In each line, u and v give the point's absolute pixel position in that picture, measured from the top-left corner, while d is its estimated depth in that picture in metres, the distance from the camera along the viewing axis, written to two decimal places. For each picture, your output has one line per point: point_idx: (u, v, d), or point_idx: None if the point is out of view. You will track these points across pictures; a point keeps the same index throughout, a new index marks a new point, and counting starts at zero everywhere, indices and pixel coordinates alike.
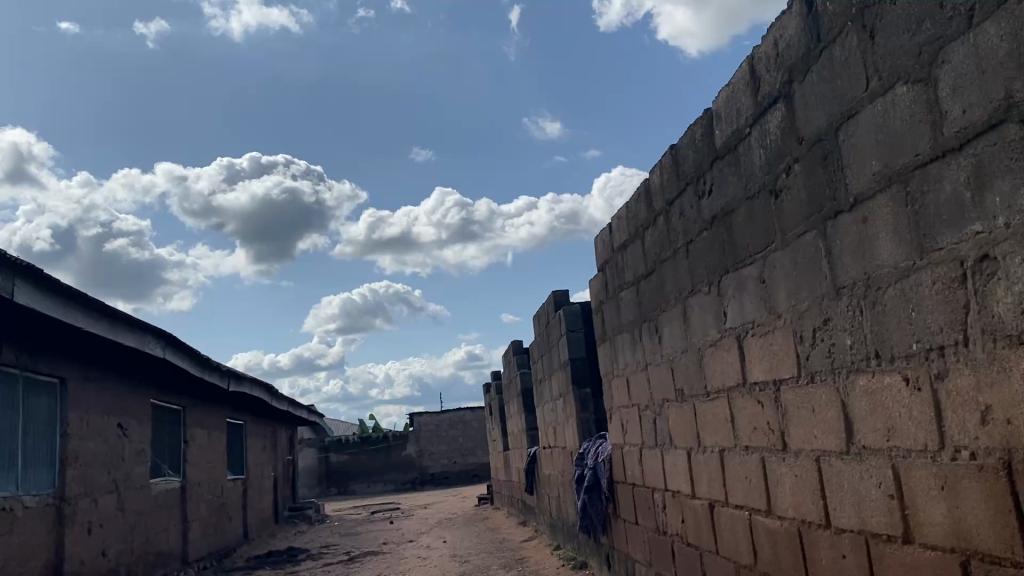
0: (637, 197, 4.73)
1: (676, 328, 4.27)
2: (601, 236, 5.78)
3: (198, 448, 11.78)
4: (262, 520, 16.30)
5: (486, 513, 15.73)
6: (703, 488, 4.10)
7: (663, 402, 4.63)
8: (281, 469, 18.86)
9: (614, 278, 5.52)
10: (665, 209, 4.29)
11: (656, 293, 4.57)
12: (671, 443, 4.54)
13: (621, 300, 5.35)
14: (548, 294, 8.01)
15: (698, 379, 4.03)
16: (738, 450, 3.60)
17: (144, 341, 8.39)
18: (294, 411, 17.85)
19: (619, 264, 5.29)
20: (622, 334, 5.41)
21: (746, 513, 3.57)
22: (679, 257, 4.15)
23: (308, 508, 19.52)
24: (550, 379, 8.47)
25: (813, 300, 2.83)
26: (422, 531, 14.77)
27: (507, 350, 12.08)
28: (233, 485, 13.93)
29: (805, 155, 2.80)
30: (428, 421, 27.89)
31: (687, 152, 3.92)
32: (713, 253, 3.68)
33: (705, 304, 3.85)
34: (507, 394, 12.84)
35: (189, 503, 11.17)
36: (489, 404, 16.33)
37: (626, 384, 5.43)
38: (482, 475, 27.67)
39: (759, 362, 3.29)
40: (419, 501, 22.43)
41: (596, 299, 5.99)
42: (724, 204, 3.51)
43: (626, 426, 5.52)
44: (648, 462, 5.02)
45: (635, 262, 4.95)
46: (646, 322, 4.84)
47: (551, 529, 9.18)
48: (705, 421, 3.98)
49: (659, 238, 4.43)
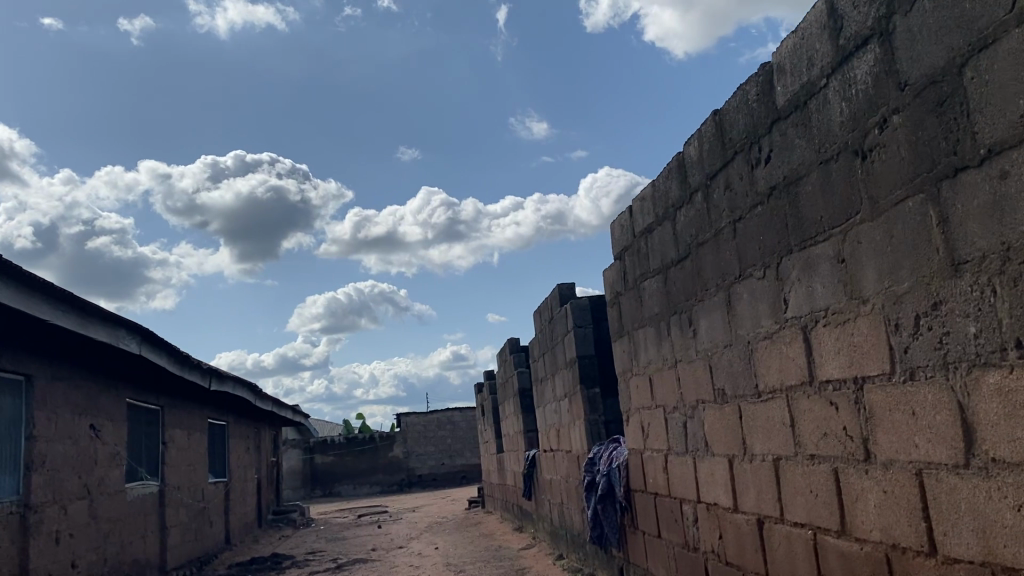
0: (669, 172, 4.24)
1: (718, 320, 3.79)
2: (618, 221, 5.30)
3: (177, 450, 11.20)
4: (245, 524, 15.72)
5: (478, 517, 15.24)
6: (749, 502, 3.61)
7: (697, 403, 4.15)
8: (264, 471, 18.26)
9: (634, 266, 5.04)
10: (705, 184, 3.80)
11: (690, 280, 4.09)
12: (708, 449, 4.05)
13: (644, 290, 4.85)
14: (553, 287, 7.50)
15: (746, 377, 3.54)
16: (800, 459, 3.11)
17: (118, 336, 7.81)
18: (279, 411, 17.27)
19: (643, 250, 4.80)
20: (644, 328, 4.92)
21: (809, 532, 3.08)
22: (723, 238, 3.65)
23: (292, 511, 18.93)
24: (554, 378, 7.96)
25: (916, 280, 2.34)
26: (413, 536, 14.27)
27: (503, 348, 11.59)
28: (214, 489, 13.34)
29: (908, 102, 2.30)
30: (415, 422, 27.35)
31: (736, 116, 3.43)
32: (770, 231, 3.19)
33: (757, 291, 3.36)
34: (501, 394, 12.35)
35: (168, 508, 10.59)
36: (481, 405, 15.81)
37: (648, 383, 4.94)
38: (471, 476, 27.17)
39: (835, 357, 2.80)
40: (407, 504, 21.90)
41: (613, 291, 5.49)
42: (788, 173, 3.02)
43: (647, 429, 5.04)
44: (677, 470, 4.54)
45: (662, 247, 4.46)
46: (675, 313, 4.35)
47: (552, 537, 8.70)
48: (755, 425, 3.49)
49: (696, 218, 3.95)
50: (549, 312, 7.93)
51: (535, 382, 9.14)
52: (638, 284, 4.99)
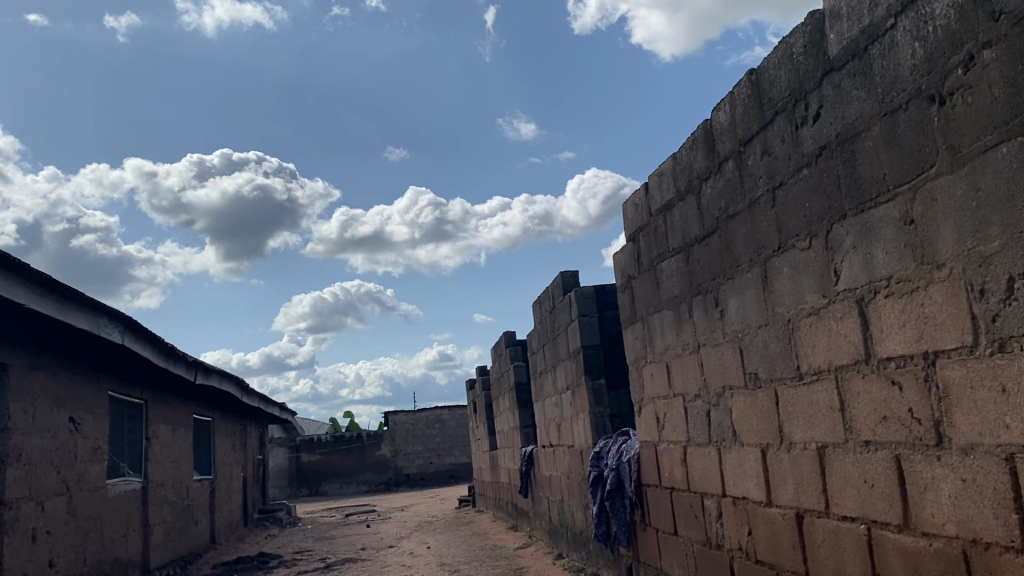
0: (694, 142, 3.96)
1: (751, 298, 3.50)
2: (632, 200, 5.01)
3: (161, 446, 10.83)
4: (231, 522, 15.34)
5: (469, 517, 14.93)
6: (786, 495, 3.32)
7: (724, 390, 3.86)
8: (251, 469, 17.87)
9: (650, 247, 4.75)
10: (738, 151, 3.51)
11: (717, 257, 3.80)
12: (736, 438, 3.76)
13: (662, 271, 4.56)
14: (555, 275, 7.21)
15: (784, 359, 3.26)
16: (850, 446, 2.83)
17: (99, 324, 7.44)
18: (265, 407, 16.91)
19: (661, 229, 4.51)
20: (660, 312, 4.64)
21: (862, 526, 2.80)
22: (758, 208, 3.37)
23: (278, 511, 18.54)
24: (554, 371, 7.67)
25: (1009, 237, 2.05)
26: (403, 535, 13.94)
27: (498, 342, 11.29)
28: (199, 486, 12.97)
29: (1004, 32, 2.02)
30: (404, 421, 26.99)
31: (776, 73, 3.14)
32: (818, 195, 2.90)
33: (800, 263, 3.07)
34: (495, 390, 12.05)
35: (152, 506, 10.23)
36: (472, 401, 15.49)
37: (664, 370, 4.65)
38: (460, 476, 26.85)
39: (900, 331, 2.51)
40: (395, 503, 21.56)
41: (625, 275, 5.21)
42: (841, 130, 2.73)
43: (663, 420, 4.75)
44: (698, 462, 4.25)
45: (684, 224, 4.17)
46: (698, 294, 4.07)
47: (551, 535, 8.40)
48: (794, 410, 3.20)
49: (725, 188, 3.66)
50: (551, 302, 7.64)
51: (534, 376, 8.85)
52: (654, 265, 4.70)
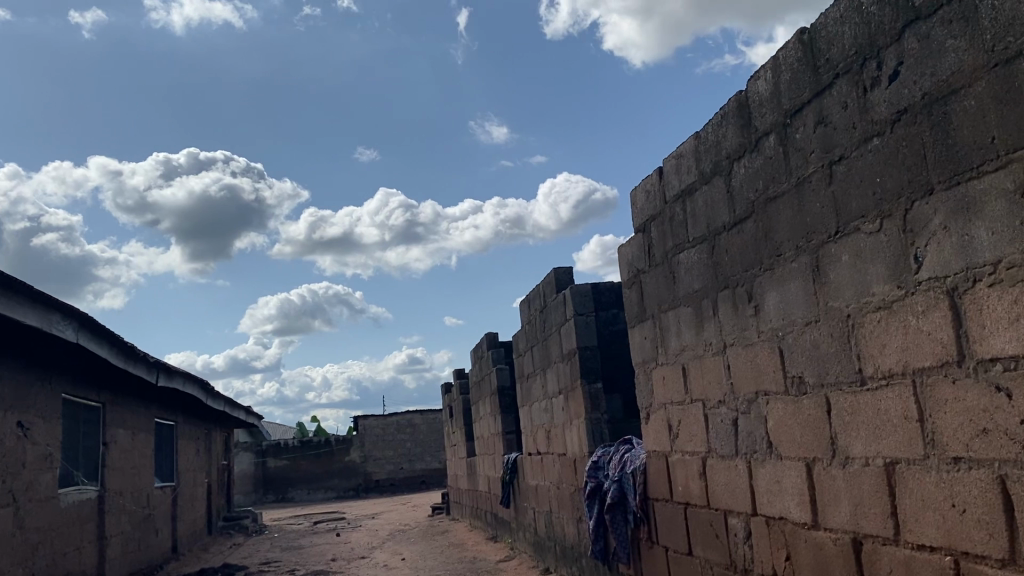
0: (725, 117, 3.53)
1: (796, 292, 3.07)
2: (641, 187, 4.59)
3: (120, 452, 10.22)
4: (194, 531, 14.69)
5: (445, 526, 14.44)
6: (838, 517, 2.89)
7: (756, 396, 3.43)
8: (215, 475, 17.22)
9: (663, 238, 4.33)
10: (781, 123, 3.09)
11: (751, 245, 3.38)
12: (772, 450, 3.33)
13: (680, 264, 4.13)
14: (549, 272, 6.82)
15: (841, 360, 2.83)
16: (932, 463, 2.40)
17: (50, 321, 6.85)
18: (231, 410, 16.29)
19: (680, 216, 4.08)
20: (675, 310, 4.21)
21: (947, 559, 2.37)
22: (808, 187, 2.94)
23: (244, 518, 17.90)
24: (545, 374, 7.31)
25: None
26: (376, 545, 13.42)
27: (479, 343, 10.87)
28: (161, 494, 12.34)
29: None
30: (374, 425, 26.39)
31: (837, 29, 2.72)
32: (894, 168, 2.48)
33: (864, 249, 2.65)
34: (475, 394, 11.63)
35: (108, 516, 9.62)
36: (448, 406, 15.03)
37: (678, 373, 4.23)
38: (431, 481, 26.28)
39: (1011, 327, 2.09)
40: (365, 510, 20.99)
41: (633, 270, 4.78)
42: (930, 89, 2.31)
43: (677, 428, 4.32)
44: (720, 475, 3.83)
45: (708, 210, 3.75)
46: (723, 288, 3.64)
47: (537, 548, 7.98)
48: (852, 420, 2.78)
49: (764, 167, 3.23)
50: (542, 301, 7.25)
51: (520, 379, 8.46)
52: (668, 258, 4.29)
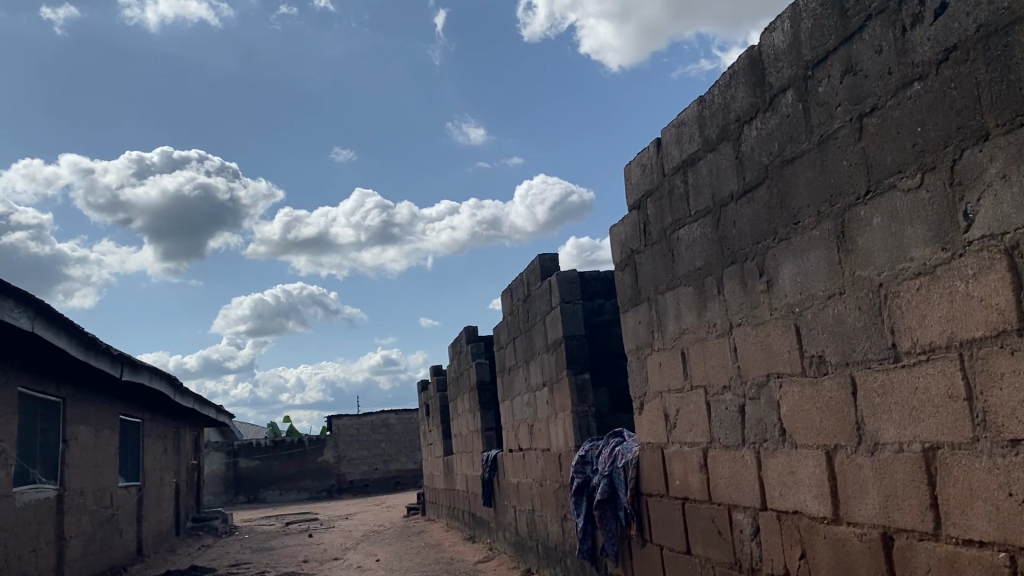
0: (735, 76, 3.24)
1: (817, 262, 2.79)
2: (636, 160, 4.30)
3: (81, 449, 9.78)
4: (160, 532, 14.21)
5: (420, 526, 14.10)
6: (865, 510, 2.61)
7: (767, 379, 3.15)
8: (184, 475, 16.73)
9: (661, 214, 4.03)
10: (802, 76, 2.81)
11: (763, 213, 3.09)
12: (786, 438, 3.04)
13: (679, 240, 3.84)
14: (533, 259, 6.52)
15: (870, 334, 2.54)
16: (985, 447, 2.11)
17: (3, 308, 6.43)
18: (201, 408, 15.82)
19: (681, 188, 3.79)
20: (673, 290, 3.92)
21: (999, 555, 2.09)
22: (832, 143, 2.66)
23: (214, 519, 17.43)
24: (528, 366, 7.00)
25: None
26: (349, 546, 13.04)
27: (458, 337, 10.53)
28: (125, 494, 11.88)
29: None
30: (348, 424, 25.96)
31: None
32: (940, 113, 2.20)
33: (901, 208, 2.36)
34: (453, 390, 11.30)
35: (68, 516, 9.18)
36: (424, 403, 14.68)
37: (677, 358, 3.94)
38: (405, 482, 25.89)
39: None
40: (338, 511, 20.57)
41: (627, 250, 4.48)
42: (987, 19, 2.04)
43: (674, 418, 4.03)
44: (723, 467, 3.54)
45: (713, 179, 3.46)
46: (730, 263, 3.35)
47: (518, 548, 7.67)
48: (883, 401, 2.49)
49: (780, 127, 2.95)
50: (526, 290, 6.94)
51: (501, 373, 8.15)
52: (666, 235, 4.00)
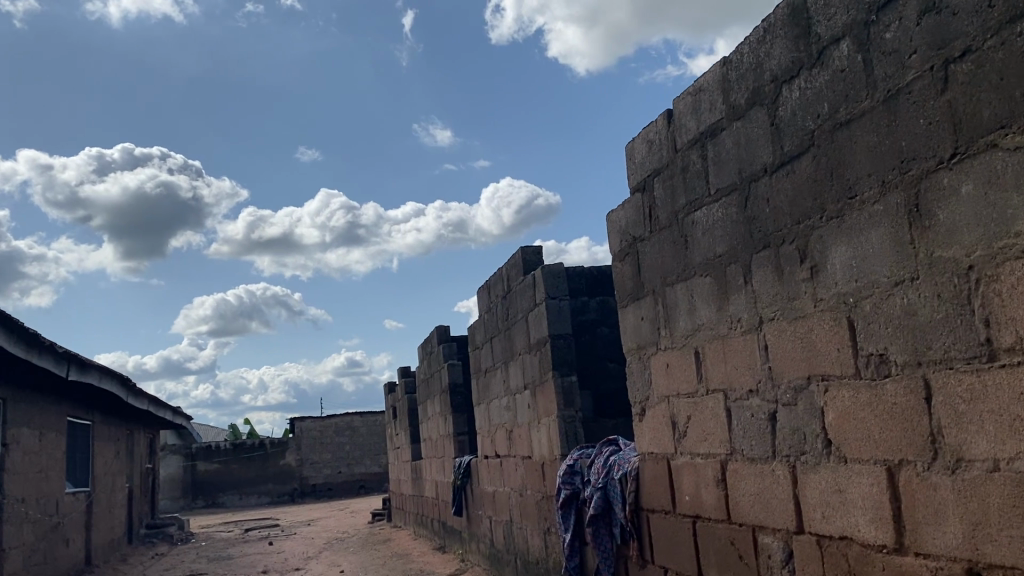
0: (773, 29, 2.80)
1: (879, 242, 2.35)
2: (641, 136, 3.85)
3: (23, 454, 9.09)
4: (111, 540, 13.48)
5: (385, 533, 13.56)
6: (942, 541, 2.16)
7: (808, 383, 2.71)
8: (137, 480, 15.96)
9: (671, 196, 3.58)
10: (861, 21, 2.37)
11: (806, 188, 2.65)
12: (833, 451, 2.59)
13: (694, 224, 3.39)
14: (515, 251, 6.03)
15: (953, 327, 2.10)
16: None
17: None
18: (155, 409, 15.10)
19: (699, 165, 3.34)
20: (686, 281, 3.48)
21: None
22: (903, 97, 2.22)
23: (168, 526, 16.68)
24: (507, 368, 6.51)
25: None
26: (312, 555, 12.45)
27: (428, 337, 10.00)
28: (72, 501, 11.17)
29: None
30: (311, 427, 25.30)
31: None
32: None
33: (1003, 173, 1.93)
34: (422, 392, 10.77)
35: (7, 526, 8.49)
36: (391, 406, 14.15)
37: (688, 359, 3.50)
38: (370, 486, 25.31)
39: None
40: (300, 517, 19.91)
41: (629, 237, 4.03)
42: None
43: (684, 425, 3.57)
44: (748, 483, 3.09)
45: (741, 151, 3.02)
46: (761, 248, 2.91)
47: (493, 561, 7.19)
48: (972, 409, 2.05)
49: (831, 85, 2.51)
50: (506, 285, 6.45)
51: (476, 374, 7.65)
52: (676, 219, 3.55)
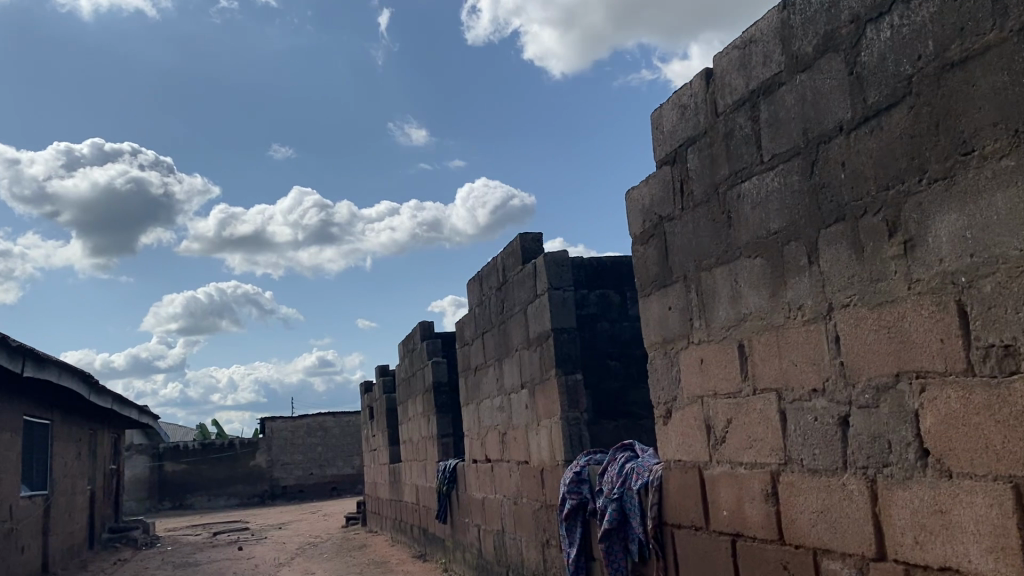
0: None
1: (1006, 208, 1.91)
2: (671, 101, 3.40)
3: None
4: (70, 545, 12.81)
5: (360, 539, 13.04)
6: None
7: (896, 381, 2.26)
8: (100, 482, 15.28)
9: (710, 167, 3.13)
10: None
11: (898, 146, 2.21)
12: (933, 465, 2.15)
13: (740, 197, 2.93)
14: (513, 238, 5.55)
15: None
16: None
17: None
18: (119, 408, 14.45)
19: (749, 129, 2.88)
20: (727, 264, 3.02)
21: None
22: None
23: (133, 530, 16.01)
24: (502, 365, 6.05)
25: None
26: (284, 561, 11.90)
27: (411, 333, 9.51)
28: (28, 506, 10.53)
29: None
30: (282, 427, 24.67)
31: None
32: None
33: None
34: (403, 392, 10.26)
35: None
36: (368, 406, 13.63)
37: (729, 354, 3.04)
38: (342, 488, 24.72)
39: None
40: (271, 520, 19.28)
41: (655, 217, 3.57)
42: None
43: (722, 430, 3.11)
44: (809, 499, 2.63)
45: (806, 109, 2.57)
46: (836, 221, 2.46)
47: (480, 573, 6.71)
48: None
49: (939, 17, 2.07)
50: (502, 276, 5.98)
51: (465, 372, 7.18)
52: (715, 193, 3.10)
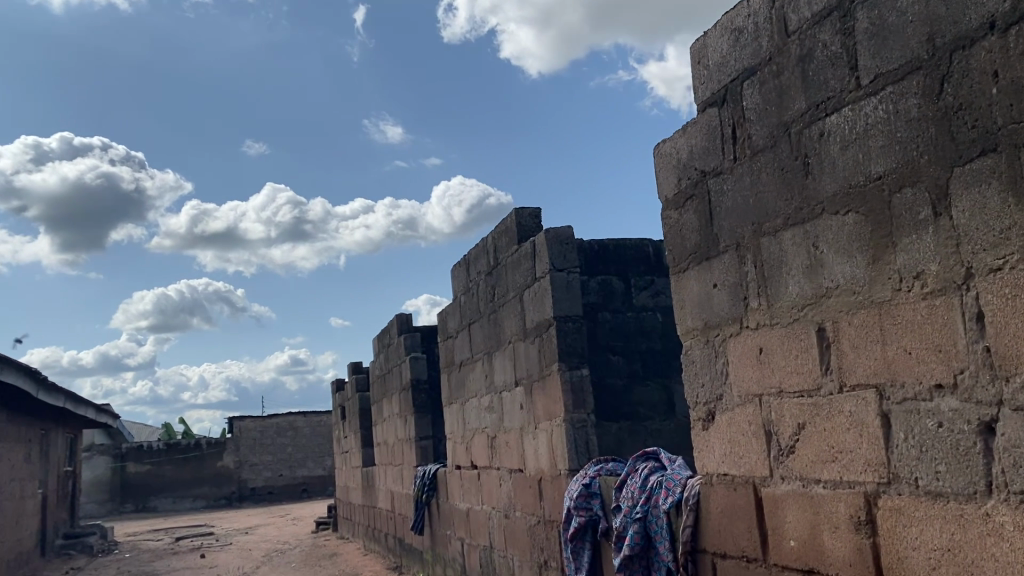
0: None
1: None
2: (722, 25, 2.72)
3: None
4: (17, 554, 11.92)
5: (331, 547, 12.29)
6: None
7: None
8: (54, 485, 14.37)
9: (778, 102, 2.46)
10: None
11: None
12: None
13: (824, 136, 2.26)
14: (508, 214, 4.88)
15: None
16: None
17: None
18: (74, 406, 13.58)
19: (840, 44, 2.21)
20: (802, 224, 2.36)
21: None
22: None
23: (89, 536, 15.11)
24: (492, 360, 5.37)
25: None
26: (249, 571, 11.11)
27: (387, 326, 8.81)
28: None
29: None
30: (251, 427, 23.84)
31: None
32: None
33: None
34: (378, 391, 9.55)
35: None
36: (340, 406, 12.90)
37: (803, 341, 2.37)
38: (313, 490, 23.87)
39: None
40: (238, 523, 18.44)
41: (693, 175, 2.89)
42: None
43: (789, 435, 2.45)
44: (926, 533, 1.97)
45: (932, 6, 1.92)
46: (982, 154, 1.80)
47: None
48: None
49: None
50: (492, 258, 5.30)
51: (448, 367, 6.49)
52: (784, 134, 2.43)
